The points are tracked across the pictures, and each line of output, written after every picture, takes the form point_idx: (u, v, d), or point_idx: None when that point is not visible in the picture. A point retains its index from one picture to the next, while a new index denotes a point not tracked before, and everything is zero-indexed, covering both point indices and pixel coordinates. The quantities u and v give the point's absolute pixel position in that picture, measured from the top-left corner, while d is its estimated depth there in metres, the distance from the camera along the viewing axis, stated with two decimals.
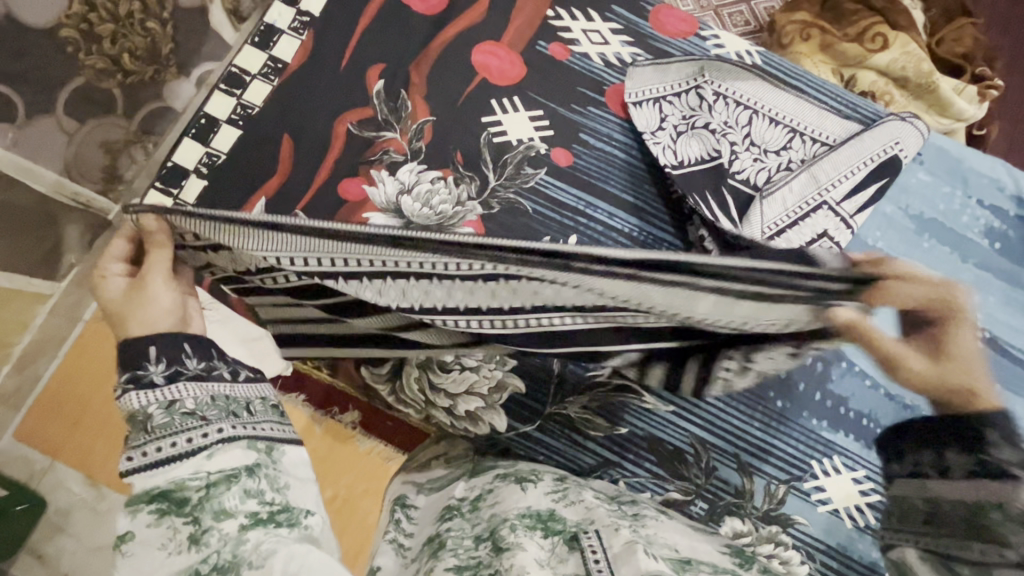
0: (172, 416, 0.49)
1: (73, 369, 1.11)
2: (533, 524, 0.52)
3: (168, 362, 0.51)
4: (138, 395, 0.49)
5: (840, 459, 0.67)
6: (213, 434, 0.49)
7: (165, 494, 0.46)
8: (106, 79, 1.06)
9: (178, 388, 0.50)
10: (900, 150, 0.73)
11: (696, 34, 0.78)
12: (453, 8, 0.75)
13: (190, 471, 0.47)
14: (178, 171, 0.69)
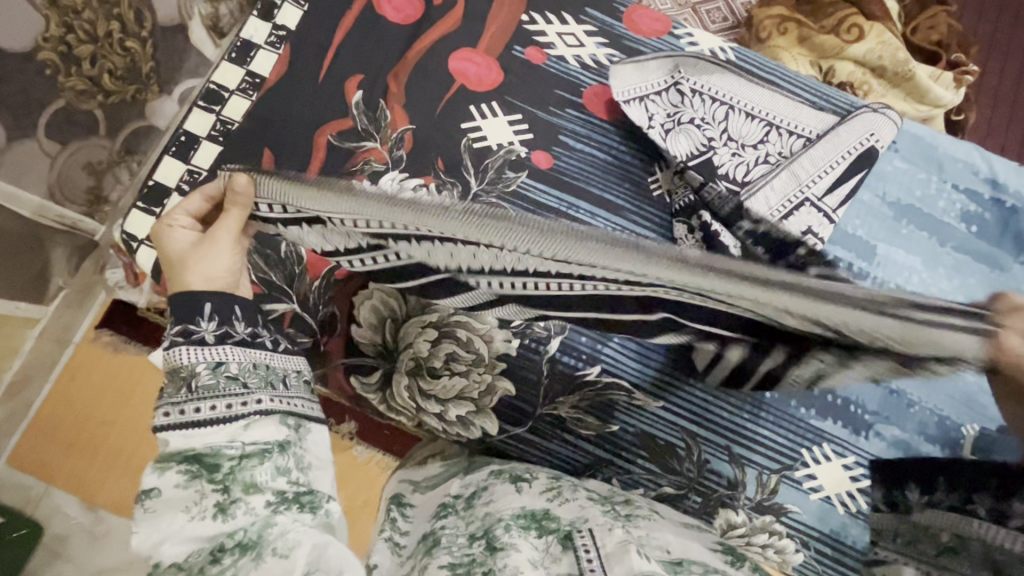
0: (217, 377, 0.50)
1: (67, 393, 1.12)
2: (527, 524, 0.52)
3: (218, 321, 0.51)
4: (185, 349, 0.50)
5: (830, 448, 0.68)
6: (252, 404, 0.50)
7: (198, 458, 0.48)
8: (87, 100, 1.00)
9: (225, 349, 0.51)
10: (876, 142, 0.75)
11: (669, 33, 0.79)
12: (429, 17, 0.75)
13: (226, 439, 0.49)
14: (160, 189, 0.68)
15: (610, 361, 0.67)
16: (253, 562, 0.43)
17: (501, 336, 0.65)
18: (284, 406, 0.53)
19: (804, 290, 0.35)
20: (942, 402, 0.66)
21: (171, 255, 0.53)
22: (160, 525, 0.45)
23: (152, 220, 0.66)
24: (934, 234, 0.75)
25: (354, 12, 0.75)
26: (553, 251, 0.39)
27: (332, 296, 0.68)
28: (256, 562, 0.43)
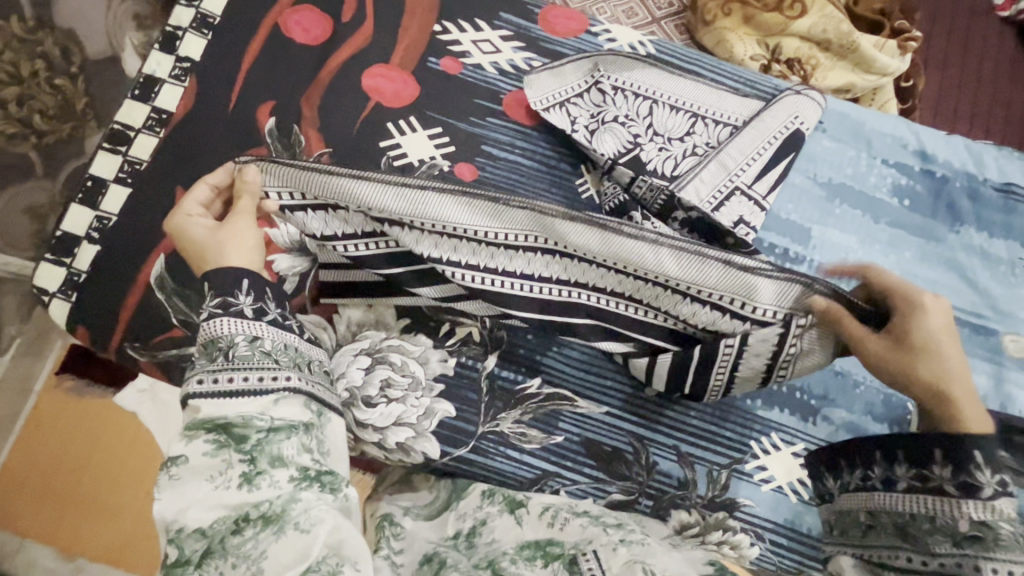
0: (253, 350, 0.50)
1: (32, 443, 1.08)
2: (532, 554, 0.52)
3: (255, 295, 0.52)
4: (225, 321, 0.50)
5: (778, 436, 0.68)
6: (282, 379, 0.50)
7: (227, 427, 0.46)
8: (20, 142, 1.04)
9: (260, 325, 0.51)
10: (801, 124, 0.74)
11: (586, 30, 0.77)
12: (339, 34, 0.73)
13: (257, 411, 0.47)
14: (70, 239, 0.65)
15: (551, 372, 0.67)
16: (275, 534, 0.42)
17: (438, 356, 0.66)
18: (310, 391, 0.51)
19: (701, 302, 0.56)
20: None
21: (194, 243, 0.54)
22: (185, 493, 0.44)
23: (61, 271, 0.63)
24: (867, 211, 0.75)
25: (261, 36, 0.72)
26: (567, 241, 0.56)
27: None
28: (277, 536, 0.42)
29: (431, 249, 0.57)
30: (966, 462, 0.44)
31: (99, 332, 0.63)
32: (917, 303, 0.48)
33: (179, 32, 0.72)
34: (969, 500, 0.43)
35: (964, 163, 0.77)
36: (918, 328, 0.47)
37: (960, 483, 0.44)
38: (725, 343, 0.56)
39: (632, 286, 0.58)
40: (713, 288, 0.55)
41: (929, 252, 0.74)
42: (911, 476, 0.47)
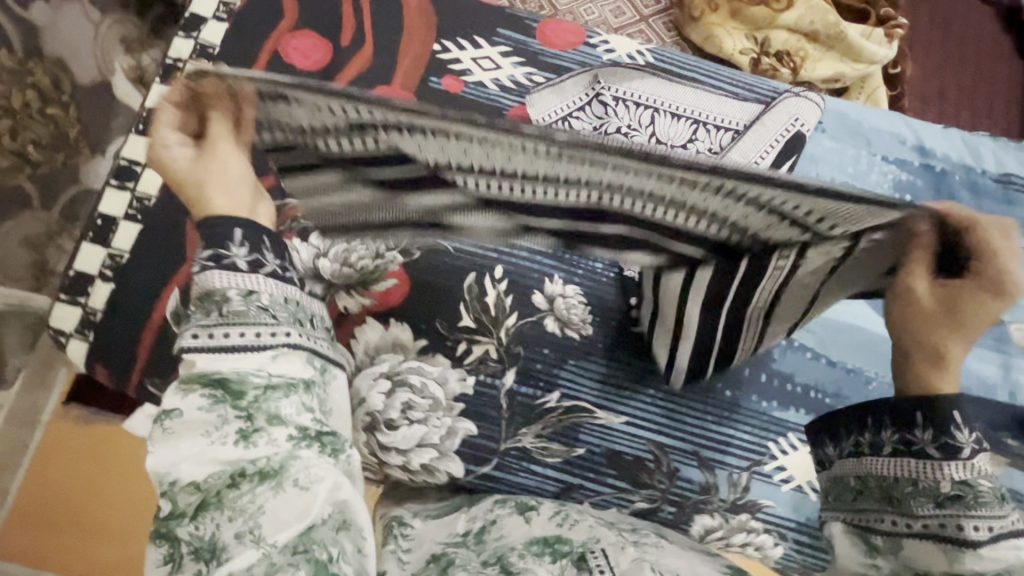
0: (249, 306, 0.46)
1: (41, 474, 1.04)
2: (540, 550, 0.50)
3: (250, 247, 0.47)
4: (219, 274, 0.46)
5: (796, 436, 0.69)
6: (281, 336, 0.47)
7: (223, 383, 0.44)
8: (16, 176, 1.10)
9: (256, 279, 0.47)
10: (801, 127, 0.76)
11: (584, 43, 0.78)
12: (339, 56, 0.73)
13: (254, 367, 0.45)
14: (83, 277, 0.65)
15: (568, 385, 0.67)
16: (273, 489, 0.41)
17: (457, 375, 0.66)
18: (312, 346, 0.49)
19: (763, 218, 0.44)
20: None
21: (176, 175, 0.48)
22: (179, 447, 0.42)
23: (78, 311, 0.64)
24: None
25: (260, 64, 0.72)
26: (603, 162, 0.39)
27: None
28: (275, 492, 0.41)
29: (436, 156, 0.43)
30: (945, 422, 0.47)
31: (119, 371, 0.63)
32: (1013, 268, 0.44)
33: (179, 64, 0.72)
34: (949, 462, 0.46)
35: (961, 156, 0.78)
36: (973, 307, 0.46)
37: (940, 445, 0.47)
38: (780, 254, 0.48)
39: (678, 196, 0.42)
40: (789, 202, 0.40)
41: None
42: (896, 440, 0.49)
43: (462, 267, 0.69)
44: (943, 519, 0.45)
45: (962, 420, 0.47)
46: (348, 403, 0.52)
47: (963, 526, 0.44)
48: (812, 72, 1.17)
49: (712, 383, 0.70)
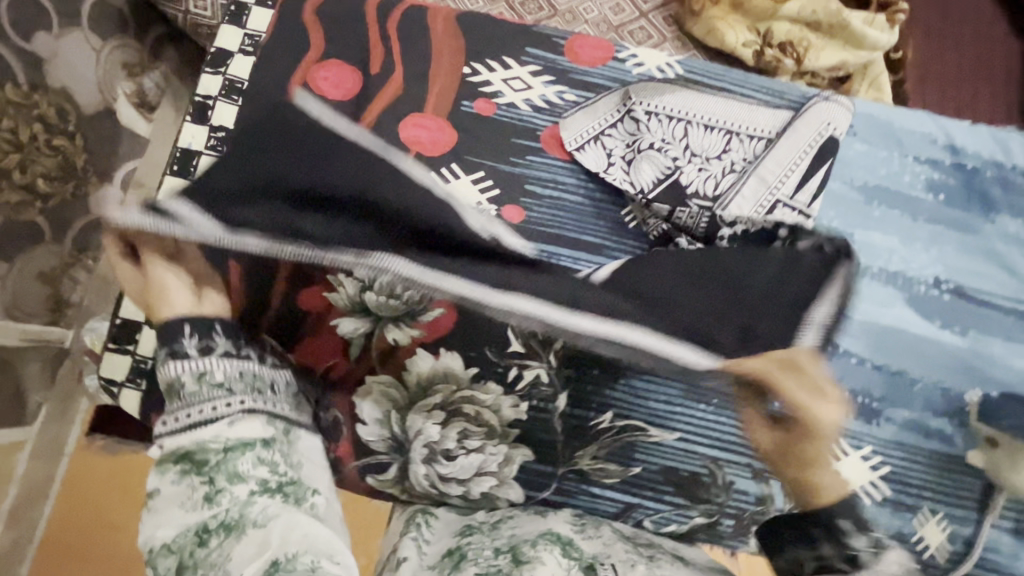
0: (201, 385, 0.48)
1: (72, 507, 1.01)
2: (553, 540, 0.54)
3: (200, 336, 0.50)
4: (174, 364, 0.48)
5: (847, 442, 0.69)
6: (235, 404, 0.49)
7: (188, 455, 0.47)
8: (26, 210, 0.84)
9: (210, 360, 0.50)
10: (833, 131, 0.75)
11: (613, 58, 0.77)
12: (370, 86, 0.72)
13: (210, 435, 0.47)
14: (128, 325, 0.65)
15: (621, 406, 0.66)
16: (237, 539, 0.44)
17: (510, 403, 0.65)
18: (268, 408, 0.52)
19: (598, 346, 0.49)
20: (942, 373, 0.72)
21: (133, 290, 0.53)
22: (163, 521, 0.46)
23: (129, 359, 0.64)
24: (906, 210, 0.76)
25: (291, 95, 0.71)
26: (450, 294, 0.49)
27: (332, 399, 0.65)
28: (239, 537, 0.44)
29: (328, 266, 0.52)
30: (837, 530, 0.51)
31: None
32: (811, 404, 0.50)
33: (209, 101, 0.71)
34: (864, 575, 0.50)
35: (992, 153, 0.79)
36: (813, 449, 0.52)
37: (850, 559, 0.50)
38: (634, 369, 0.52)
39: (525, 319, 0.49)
40: (621, 343, 0.49)
41: (970, 245, 0.76)
42: (813, 557, 0.52)
43: None
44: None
45: (854, 525, 0.51)
46: (321, 459, 0.55)
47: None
48: (816, 62, 1.09)
49: None
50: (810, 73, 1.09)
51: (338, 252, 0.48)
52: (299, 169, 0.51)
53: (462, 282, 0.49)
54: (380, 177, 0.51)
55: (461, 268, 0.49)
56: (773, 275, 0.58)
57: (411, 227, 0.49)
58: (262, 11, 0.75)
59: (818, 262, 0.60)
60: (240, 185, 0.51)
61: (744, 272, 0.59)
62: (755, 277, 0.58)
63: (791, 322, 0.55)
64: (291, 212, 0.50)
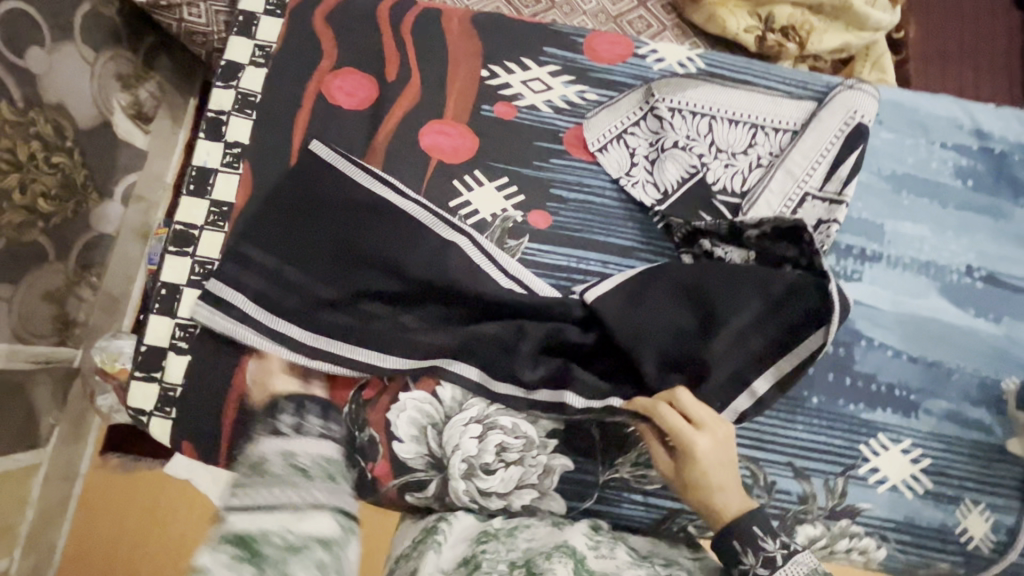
0: (285, 465, 0.44)
1: (88, 533, 0.93)
2: (569, 555, 0.51)
3: (295, 416, 0.50)
4: (270, 439, 0.47)
5: (885, 436, 0.69)
6: (309, 494, 0.43)
7: (247, 541, 0.39)
8: (28, 230, 0.79)
9: (296, 439, 0.48)
10: (861, 118, 0.73)
11: (633, 54, 0.76)
12: (387, 94, 0.70)
13: (278, 523, 0.40)
14: (153, 352, 0.63)
15: None
16: None
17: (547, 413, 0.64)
18: (346, 508, 0.44)
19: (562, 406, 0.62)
20: (977, 362, 0.71)
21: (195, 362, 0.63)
22: None
23: (156, 387, 0.62)
24: (934, 198, 0.75)
25: (307, 107, 0.69)
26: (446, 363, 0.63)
27: (366, 418, 0.63)
28: None
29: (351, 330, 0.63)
30: (749, 541, 0.52)
31: (206, 446, 0.61)
32: (683, 429, 0.56)
33: (222, 117, 0.69)
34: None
35: (1019, 136, 0.78)
36: (700, 471, 0.55)
37: (764, 563, 0.51)
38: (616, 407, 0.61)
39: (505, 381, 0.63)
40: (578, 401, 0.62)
41: (999, 230, 0.75)
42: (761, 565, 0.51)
43: (544, 289, 0.65)
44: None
45: (764, 530, 0.52)
46: None
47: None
48: (818, 46, 1.00)
49: (796, 389, 0.69)
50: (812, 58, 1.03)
51: (367, 312, 0.64)
52: (326, 247, 0.64)
53: (455, 344, 0.63)
54: (399, 240, 0.64)
55: (467, 321, 0.64)
56: (758, 314, 0.61)
57: (424, 288, 0.63)
58: (270, 20, 0.72)
59: (812, 301, 0.60)
60: (277, 263, 0.64)
61: (727, 311, 0.61)
62: (734, 317, 0.61)
63: (764, 342, 0.61)
64: (326, 290, 0.63)
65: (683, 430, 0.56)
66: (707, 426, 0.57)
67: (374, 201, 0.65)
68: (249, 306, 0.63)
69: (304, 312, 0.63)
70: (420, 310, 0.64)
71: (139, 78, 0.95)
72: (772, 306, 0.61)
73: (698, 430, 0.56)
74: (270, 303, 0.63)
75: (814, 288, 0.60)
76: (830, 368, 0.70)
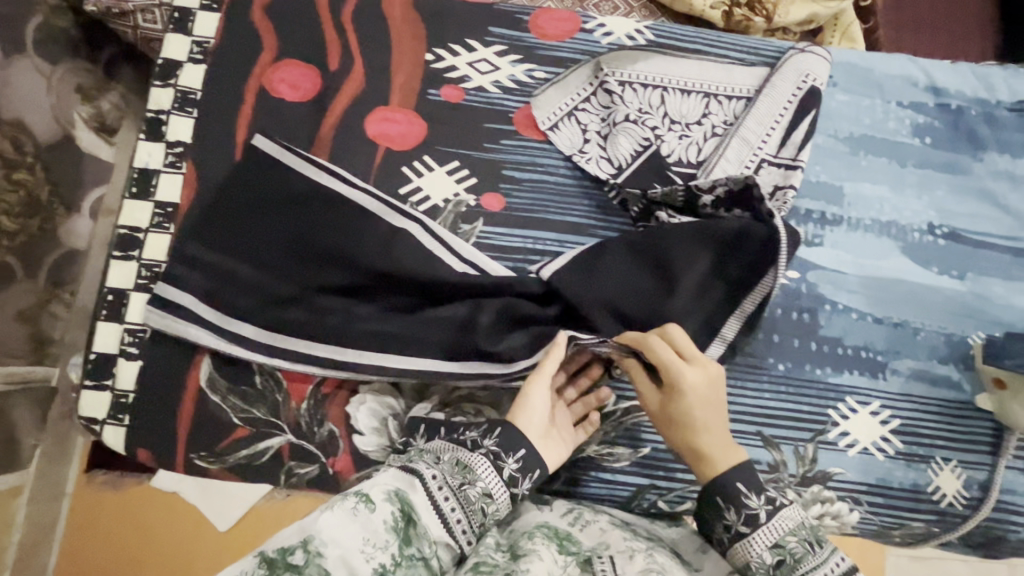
0: (477, 497, 0.52)
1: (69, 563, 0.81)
2: (550, 535, 0.53)
3: (521, 466, 0.54)
4: (487, 466, 0.53)
5: (854, 399, 0.68)
6: (465, 538, 0.51)
7: (408, 522, 0.48)
8: None
9: (499, 485, 0.53)
10: (813, 81, 0.72)
11: (580, 29, 0.75)
12: (330, 85, 0.69)
13: (433, 536, 0.49)
14: (104, 359, 0.62)
15: (623, 387, 0.65)
16: None
17: (511, 396, 0.63)
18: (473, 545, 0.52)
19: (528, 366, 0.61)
20: (942, 319, 0.71)
21: (149, 372, 0.62)
22: (343, 535, 0.46)
23: (107, 395, 0.61)
24: (893, 157, 0.74)
25: (249, 102, 0.68)
26: (400, 352, 0.61)
27: (326, 412, 0.62)
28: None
29: (304, 326, 0.61)
30: (734, 498, 0.53)
31: (164, 451, 0.61)
32: (675, 363, 0.55)
33: (162, 116, 0.67)
34: (755, 532, 0.52)
35: (975, 91, 0.77)
36: (689, 411, 0.55)
37: (746, 521, 0.53)
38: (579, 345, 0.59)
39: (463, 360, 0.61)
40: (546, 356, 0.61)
41: (959, 186, 0.74)
42: (742, 522, 0.53)
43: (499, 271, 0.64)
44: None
45: (749, 488, 0.53)
46: None
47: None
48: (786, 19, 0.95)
49: (762, 357, 0.68)
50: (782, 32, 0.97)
51: (322, 307, 0.62)
52: (276, 240, 0.62)
53: (409, 335, 0.61)
54: (349, 230, 0.62)
55: (423, 307, 0.62)
56: (710, 264, 0.61)
57: (379, 278, 0.62)
58: (207, 15, 0.70)
59: (759, 246, 0.60)
60: (225, 260, 0.62)
61: (680, 265, 0.61)
62: (689, 270, 0.60)
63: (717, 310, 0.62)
64: (277, 286, 0.62)
65: (676, 366, 0.55)
66: (701, 363, 0.55)
67: (324, 192, 0.63)
68: (197, 309, 0.61)
69: (256, 311, 0.61)
70: (375, 303, 0.62)
71: (101, 89, 0.85)
72: (722, 255, 0.61)
73: (692, 368, 0.55)
74: (222, 302, 0.62)
75: (761, 232, 0.60)
76: (796, 334, 0.69)
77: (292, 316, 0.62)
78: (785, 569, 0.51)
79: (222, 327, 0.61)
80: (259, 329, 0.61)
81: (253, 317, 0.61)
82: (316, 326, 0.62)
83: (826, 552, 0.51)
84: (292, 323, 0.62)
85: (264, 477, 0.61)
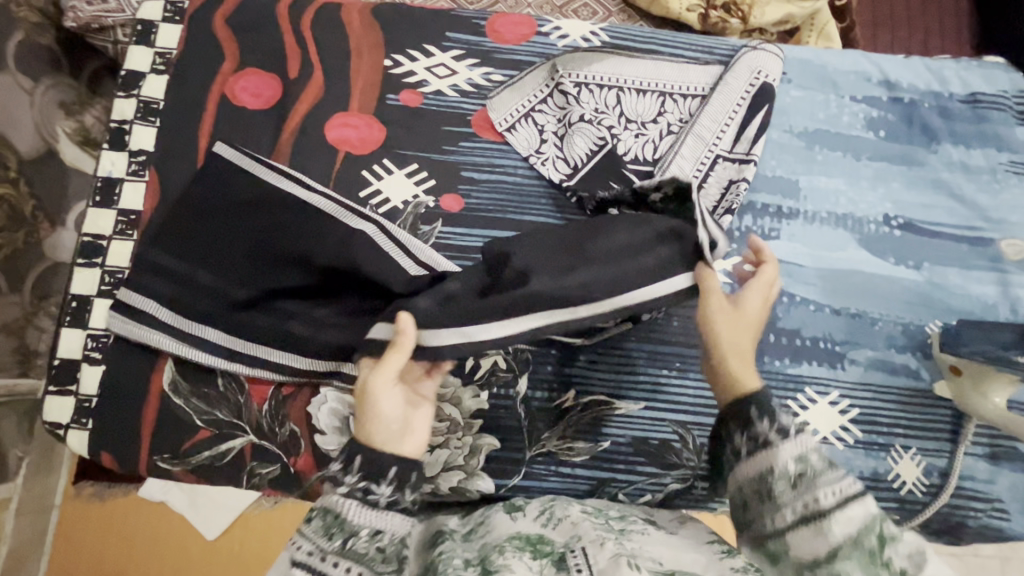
0: (371, 544, 0.46)
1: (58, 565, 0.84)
2: (521, 545, 0.48)
3: (394, 485, 0.47)
4: (354, 505, 0.46)
5: (813, 390, 0.69)
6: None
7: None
8: None
9: (385, 513, 0.47)
10: (765, 78, 0.73)
11: (537, 33, 0.76)
12: (290, 93, 0.70)
13: None
14: (68, 365, 0.63)
15: (583, 383, 0.66)
16: None
17: (471, 392, 0.64)
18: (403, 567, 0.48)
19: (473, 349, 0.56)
20: (898, 309, 0.72)
21: (110, 378, 0.63)
22: None
23: (71, 400, 0.62)
24: (848, 150, 0.76)
25: (211, 112, 0.69)
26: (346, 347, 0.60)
27: (286, 412, 0.63)
28: None
29: (266, 330, 0.62)
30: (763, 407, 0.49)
31: (127, 454, 0.62)
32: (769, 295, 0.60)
33: (125, 127, 0.69)
34: (786, 443, 0.47)
35: (929, 84, 0.79)
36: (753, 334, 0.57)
37: (778, 429, 0.48)
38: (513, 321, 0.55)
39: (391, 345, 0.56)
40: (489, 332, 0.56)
41: (914, 177, 0.75)
42: (761, 432, 0.48)
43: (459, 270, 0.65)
44: (801, 500, 0.45)
45: (762, 412, 0.49)
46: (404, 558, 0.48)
47: (815, 500, 0.45)
48: (761, 18, 0.97)
49: None
50: (757, 31, 0.99)
51: (282, 310, 0.63)
52: (236, 244, 0.63)
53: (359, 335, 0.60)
54: (307, 234, 0.62)
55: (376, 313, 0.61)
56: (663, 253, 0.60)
57: (333, 279, 0.62)
58: (169, 28, 0.72)
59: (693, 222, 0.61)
60: (184, 266, 0.63)
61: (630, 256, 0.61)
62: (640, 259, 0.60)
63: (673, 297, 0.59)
64: (236, 291, 0.62)
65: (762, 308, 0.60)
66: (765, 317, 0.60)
67: (283, 198, 0.64)
68: (158, 314, 0.62)
69: (216, 314, 0.62)
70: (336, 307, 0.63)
71: (83, 104, 0.86)
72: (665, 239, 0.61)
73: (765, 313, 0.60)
74: (183, 307, 0.62)
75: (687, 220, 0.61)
76: None
77: (254, 319, 0.63)
78: (803, 481, 0.46)
79: (185, 332, 0.62)
80: (221, 333, 0.62)
81: (214, 321, 0.62)
82: (276, 330, 0.62)
83: (845, 475, 0.46)
84: (254, 327, 0.62)
85: (226, 478, 0.62)
